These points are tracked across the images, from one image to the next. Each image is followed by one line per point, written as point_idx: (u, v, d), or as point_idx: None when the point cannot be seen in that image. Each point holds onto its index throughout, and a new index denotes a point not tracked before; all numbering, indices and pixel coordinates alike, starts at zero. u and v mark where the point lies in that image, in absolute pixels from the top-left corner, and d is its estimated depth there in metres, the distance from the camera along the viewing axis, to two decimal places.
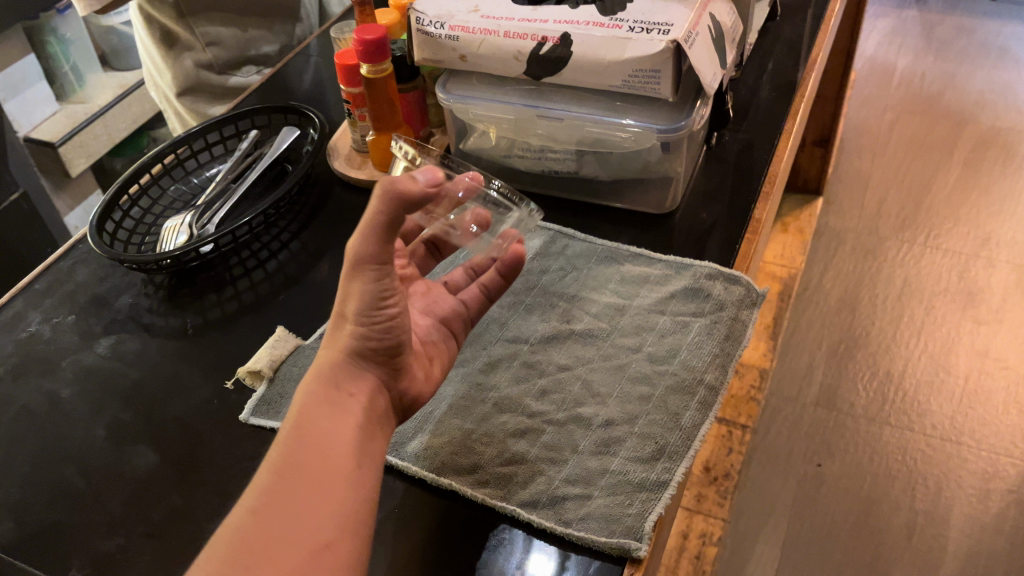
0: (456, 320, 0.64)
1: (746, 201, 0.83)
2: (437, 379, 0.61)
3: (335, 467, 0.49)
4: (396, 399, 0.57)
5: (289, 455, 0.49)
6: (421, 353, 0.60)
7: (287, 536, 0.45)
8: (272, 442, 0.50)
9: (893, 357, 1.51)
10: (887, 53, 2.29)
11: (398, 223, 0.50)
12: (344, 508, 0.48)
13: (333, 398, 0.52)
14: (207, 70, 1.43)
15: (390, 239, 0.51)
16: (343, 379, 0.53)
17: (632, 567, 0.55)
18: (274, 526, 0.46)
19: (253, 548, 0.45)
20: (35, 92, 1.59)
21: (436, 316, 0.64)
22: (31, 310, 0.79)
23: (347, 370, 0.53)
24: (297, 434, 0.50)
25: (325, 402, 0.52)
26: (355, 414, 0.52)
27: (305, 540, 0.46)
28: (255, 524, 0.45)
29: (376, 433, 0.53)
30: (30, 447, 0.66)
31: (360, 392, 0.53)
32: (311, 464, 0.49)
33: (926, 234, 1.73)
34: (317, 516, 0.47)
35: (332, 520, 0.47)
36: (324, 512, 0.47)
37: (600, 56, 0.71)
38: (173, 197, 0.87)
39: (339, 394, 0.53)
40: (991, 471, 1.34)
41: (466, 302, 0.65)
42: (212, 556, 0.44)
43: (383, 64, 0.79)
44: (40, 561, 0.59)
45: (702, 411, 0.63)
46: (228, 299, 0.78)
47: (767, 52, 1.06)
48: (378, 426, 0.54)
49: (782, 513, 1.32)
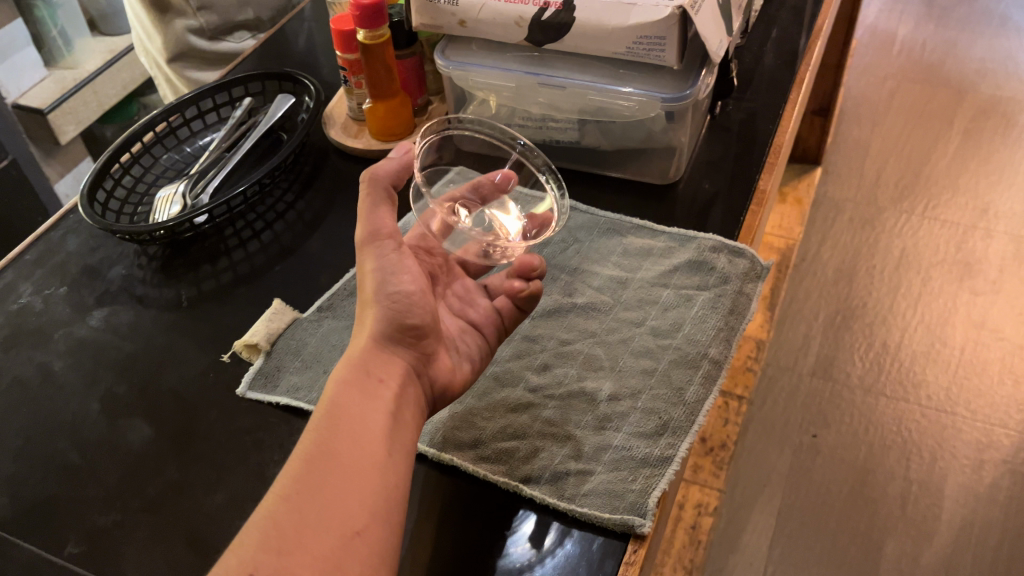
0: (488, 324, 0.64)
1: (750, 171, 0.82)
2: (468, 374, 0.61)
3: (360, 454, 0.48)
4: (428, 386, 0.58)
5: (320, 441, 0.48)
6: (449, 345, 0.61)
7: (320, 524, 0.44)
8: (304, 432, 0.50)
9: (890, 328, 1.51)
10: (888, 21, 2.26)
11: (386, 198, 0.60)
12: (374, 493, 0.47)
13: (365, 381, 0.53)
14: (197, 36, 1.39)
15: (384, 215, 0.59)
16: (373, 366, 0.54)
17: (636, 544, 0.55)
18: (307, 514, 0.45)
19: (286, 535, 0.44)
20: (22, 57, 1.56)
21: (467, 320, 0.64)
22: (22, 281, 0.77)
23: (376, 353, 0.55)
24: (329, 421, 0.50)
25: (357, 386, 0.52)
26: (387, 395, 0.53)
27: (337, 526, 0.45)
28: (284, 515, 0.44)
29: (408, 415, 0.53)
30: (23, 421, 0.65)
31: (391, 376, 0.54)
32: (342, 449, 0.48)
33: (925, 204, 1.72)
34: (347, 501, 0.46)
35: (363, 505, 0.46)
36: (354, 497, 0.46)
37: (603, 22, 0.70)
38: (165, 165, 0.85)
39: (369, 379, 0.53)
40: (986, 442, 1.34)
41: (500, 311, 0.64)
42: (246, 544, 0.43)
43: (381, 30, 0.77)
44: (34, 536, 0.58)
45: (706, 385, 0.62)
46: (223, 270, 0.77)
47: (770, 19, 1.04)
48: (410, 407, 0.54)
49: (778, 483, 1.32)
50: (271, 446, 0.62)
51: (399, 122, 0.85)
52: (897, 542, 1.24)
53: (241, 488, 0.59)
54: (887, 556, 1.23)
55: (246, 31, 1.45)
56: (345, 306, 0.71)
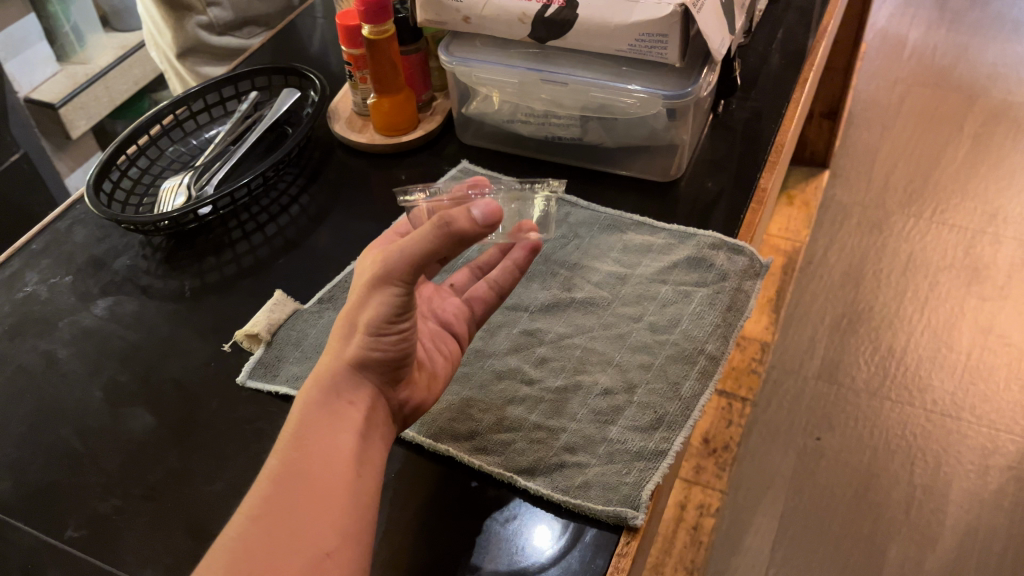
0: (460, 320, 0.63)
1: (752, 170, 0.82)
2: (437, 393, 0.59)
3: (335, 469, 0.49)
4: (398, 406, 0.56)
5: (291, 462, 0.48)
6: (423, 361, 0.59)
7: (293, 541, 0.45)
8: (274, 448, 0.49)
9: (896, 332, 1.50)
10: (899, 25, 2.25)
11: (434, 254, 0.48)
12: (346, 515, 0.47)
13: (333, 406, 0.51)
14: (207, 31, 1.40)
15: (422, 265, 0.49)
16: (342, 388, 0.52)
17: (629, 536, 0.55)
18: (275, 535, 0.45)
19: (255, 555, 0.44)
20: (35, 52, 1.58)
21: (439, 320, 0.62)
22: (28, 270, 0.78)
23: (348, 379, 0.52)
24: (297, 440, 0.49)
25: (325, 411, 0.51)
26: (355, 423, 0.51)
27: (311, 544, 0.45)
28: (256, 532, 0.45)
29: (376, 439, 0.52)
30: (26, 408, 0.66)
31: (360, 402, 0.52)
32: (312, 472, 0.48)
33: (933, 209, 1.72)
34: (317, 525, 0.46)
35: (337, 523, 0.47)
36: (324, 519, 0.47)
37: (606, 19, 0.70)
38: (172, 157, 0.85)
39: (339, 402, 0.51)
40: (991, 447, 1.34)
41: (473, 306, 0.63)
42: (216, 563, 0.44)
43: (385, 24, 0.77)
44: (36, 521, 0.59)
45: (702, 380, 0.63)
46: (227, 262, 0.78)
47: (777, 19, 1.04)
48: (377, 431, 0.53)
49: (782, 485, 1.32)
50: (271, 436, 0.63)
51: (402, 117, 0.86)
52: (900, 547, 1.24)
53: (240, 477, 0.60)
54: (890, 560, 1.23)
55: (254, 27, 1.45)
56: (346, 298, 0.71)
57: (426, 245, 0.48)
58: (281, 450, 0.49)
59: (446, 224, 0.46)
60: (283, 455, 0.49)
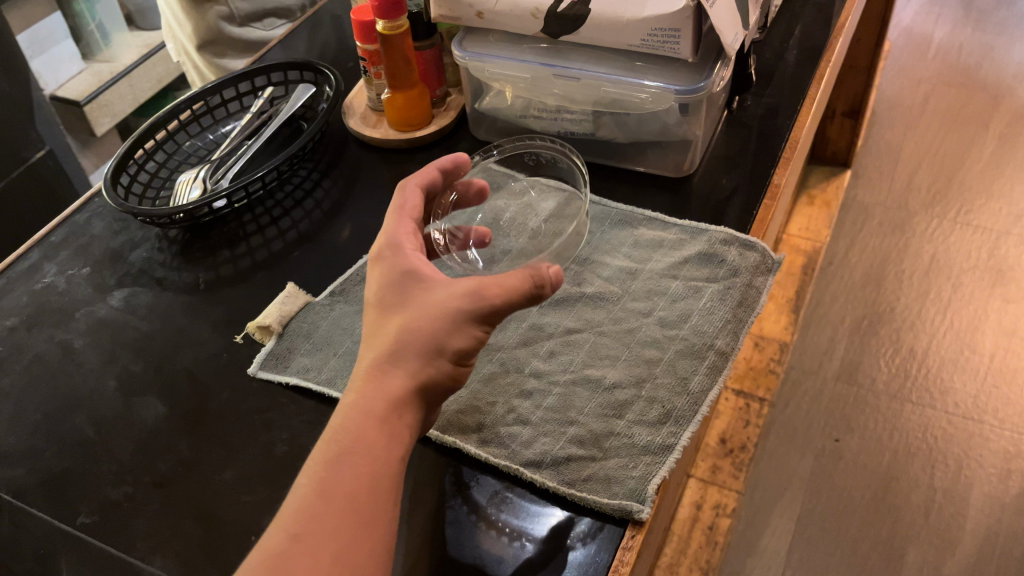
0: None
1: (767, 166, 0.82)
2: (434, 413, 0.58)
3: (375, 493, 0.48)
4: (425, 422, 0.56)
5: (334, 480, 0.48)
6: None
7: (332, 570, 0.45)
8: (316, 459, 0.49)
9: (917, 334, 1.49)
10: (924, 24, 2.23)
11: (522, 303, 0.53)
12: (383, 540, 0.48)
13: (391, 424, 0.51)
14: (228, 23, 1.41)
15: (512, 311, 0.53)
16: (403, 406, 0.51)
17: (634, 529, 0.55)
18: (315, 557, 0.45)
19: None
20: (61, 50, 1.60)
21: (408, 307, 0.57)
22: (47, 262, 0.79)
23: (411, 397, 0.52)
24: (349, 455, 0.49)
25: (381, 426, 0.50)
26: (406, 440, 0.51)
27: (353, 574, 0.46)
28: (296, 554, 0.45)
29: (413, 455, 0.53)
30: (42, 396, 0.67)
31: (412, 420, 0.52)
32: (357, 492, 0.48)
33: (956, 210, 1.70)
34: (357, 549, 0.46)
35: (376, 552, 0.47)
36: (364, 544, 0.47)
37: (619, 14, 0.70)
38: (188, 152, 0.86)
39: (398, 422, 0.51)
40: (1013, 451, 1.32)
41: None
42: None
43: (399, 20, 0.78)
44: (49, 507, 0.60)
45: (711, 375, 0.62)
46: (241, 255, 0.78)
47: (794, 16, 1.03)
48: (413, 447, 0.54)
49: (799, 487, 1.31)
50: (280, 426, 0.63)
51: (416, 112, 0.86)
52: (919, 550, 1.23)
53: (249, 466, 0.61)
54: (908, 563, 1.21)
55: (276, 18, 1.48)
56: (357, 291, 0.72)
57: (511, 294, 0.53)
58: (324, 463, 0.49)
59: (535, 277, 0.53)
60: (323, 475, 0.48)
